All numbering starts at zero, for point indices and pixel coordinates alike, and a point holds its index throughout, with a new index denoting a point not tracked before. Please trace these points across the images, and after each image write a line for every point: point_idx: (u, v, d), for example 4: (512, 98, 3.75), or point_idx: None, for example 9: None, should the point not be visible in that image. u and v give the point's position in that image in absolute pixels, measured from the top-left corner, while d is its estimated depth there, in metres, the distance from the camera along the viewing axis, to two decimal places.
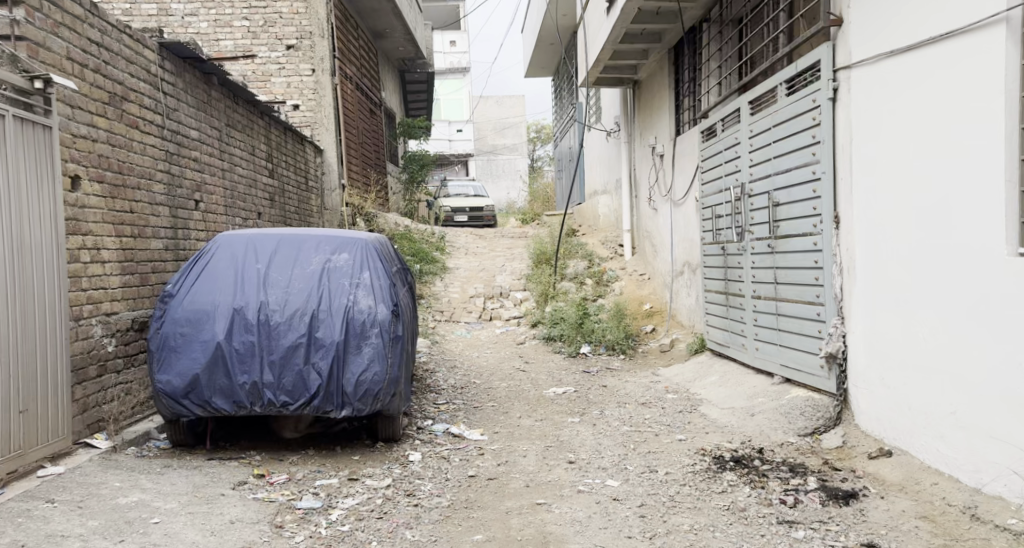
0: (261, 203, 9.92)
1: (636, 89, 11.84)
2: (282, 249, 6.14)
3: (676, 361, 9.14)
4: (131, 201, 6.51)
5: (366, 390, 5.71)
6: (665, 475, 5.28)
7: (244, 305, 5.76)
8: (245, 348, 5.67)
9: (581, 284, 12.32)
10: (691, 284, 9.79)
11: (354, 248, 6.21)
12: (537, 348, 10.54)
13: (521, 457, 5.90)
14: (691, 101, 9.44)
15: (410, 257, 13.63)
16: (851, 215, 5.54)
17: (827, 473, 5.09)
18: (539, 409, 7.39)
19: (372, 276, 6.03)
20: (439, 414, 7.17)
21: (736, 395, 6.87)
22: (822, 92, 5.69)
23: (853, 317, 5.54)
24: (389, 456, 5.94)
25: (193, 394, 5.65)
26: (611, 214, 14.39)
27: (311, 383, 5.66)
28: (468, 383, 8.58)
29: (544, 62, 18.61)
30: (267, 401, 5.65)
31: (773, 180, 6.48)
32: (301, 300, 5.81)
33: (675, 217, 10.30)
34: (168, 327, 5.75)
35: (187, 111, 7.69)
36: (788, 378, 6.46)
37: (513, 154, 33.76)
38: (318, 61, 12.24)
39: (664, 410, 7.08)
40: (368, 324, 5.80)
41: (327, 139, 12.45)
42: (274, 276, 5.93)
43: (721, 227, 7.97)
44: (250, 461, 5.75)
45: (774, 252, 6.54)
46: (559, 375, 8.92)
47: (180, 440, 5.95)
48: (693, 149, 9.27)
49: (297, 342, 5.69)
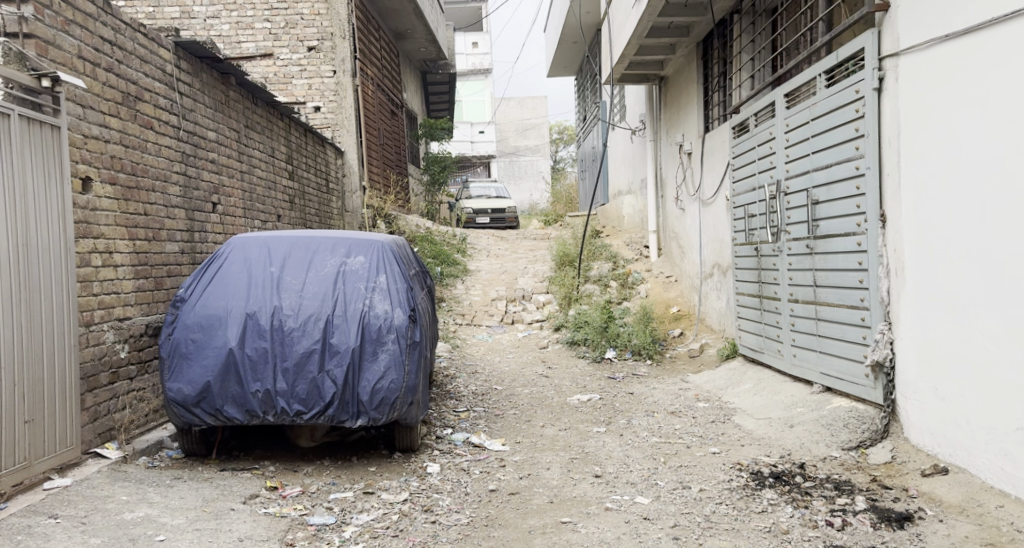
0: (281, 205, 9.69)
1: (662, 87, 11.52)
2: (297, 250, 5.87)
3: (705, 366, 8.81)
4: (146, 203, 6.26)
5: (383, 399, 5.44)
6: (699, 493, 4.96)
7: (257, 309, 5.49)
8: (258, 354, 5.40)
9: (606, 287, 12.01)
10: (721, 287, 9.46)
11: (370, 249, 5.94)
12: (560, 352, 10.25)
13: (545, 470, 5.60)
14: (720, 97, 9.12)
15: (431, 260, 13.38)
16: (898, 214, 5.20)
17: (876, 492, 4.75)
18: (563, 418, 7.10)
19: (388, 278, 5.75)
20: (459, 422, 6.90)
21: (772, 405, 6.63)
22: (867, 82, 5.35)
23: (901, 322, 5.21)
24: (406, 468, 5.66)
25: (205, 403, 5.39)
26: (635, 214, 14.08)
27: (326, 391, 5.39)
28: (489, 390, 8.29)
29: (567, 61, 18.30)
30: (281, 409, 5.38)
31: (813, 176, 6.15)
32: (315, 304, 5.54)
33: (704, 217, 9.99)
34: (179, 332, 5.48)
35: (204, 112, 7.45)
36: (829, 387, 6.21)
37: (535, 155, 33.43)
38: (339, 62, 11.99)
39: (695, 420, 6.77)
40: (385, 329, 5.53)
41: (348, 142, 12.23)
42: (288, 278, 5.66)
43: (755, 227, 7.66)
44: (263, 473, 5.48)
45: (814, 253, 6.22)
46: (583, 382, 8.63)
47: (193, 449, 5.67)
48: (723, 145, 8.98)
49: (312, 348, 5.42)
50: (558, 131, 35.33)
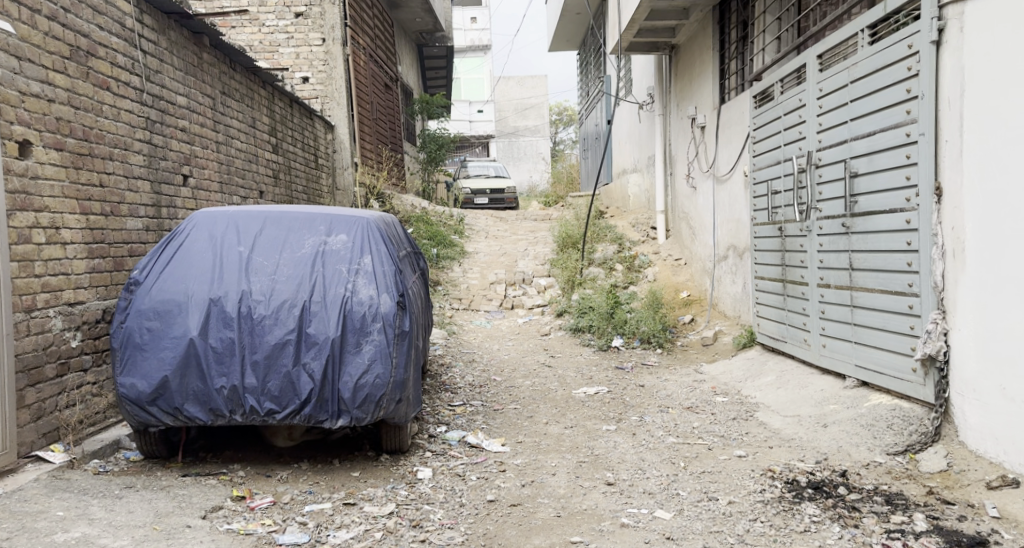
0: (263, 180, 9.06)
1: (672, 55, 10.93)
2: (271, 226, 5.17)
3: (721, 356, 8.16)
4: (101, 173, 5.67)
5: (367, 396, 4.79)
6: (728, 506, 4.36)
7: (222, 294, 4.82)
8: (224, 346, 4.75)
9: (611, 270, 11.37)
10: (737, 270, 8.82)
11: (354, 225, 5.26)
12: (563, 340, 9.61)
13: (550, 476, 4.95)
14: (739, 65, 8.74)
15: (426, 241, 12.72)
16: (958, 186, 4.57)
17: (937, 509, 4.19)
18: (569, 414, 6.45)
19: (374, 259, 5.08)
20: (454, 418, 6.25)
21: (801, 401, 6.00)
22: (923, 34, 4.72)
23: (958, 310, 4.59)
24: (394, 473, 5.01)
25: (162, 400, 4.73)
26: (641, 194, 13.41)
27: (303, 387, 4.75)
28: (487, 381, 7.64)
29: (570, 34, 17.61)
30: (250, 408, 4.74)
31: (854, 145, 5.51)
32: (291, 288, 4.88)
33: (718, 196, 9.37)
34: (132, 320, 4.80)
35: (173, 74, 7.01)
36: (865, 381, 5.60)
37: (535, 136, 32.54)
38: (329, 30, 11.34)
39: (715, 417, 6.12)
40: (369, 317, 4.87)
41: (338, 115, 11.55)
42: (260, 257, 4.99)
43: (780, 205, 7.07)
44: (231, 479, 4.82)
45: (851, 232, 5.60)
46: (589, 372, 7.98)
47: (151, 450, 5.01)
48: (744, 115, 8.39)
49: (287, 339, 4.77)
50: (558, 112, 34.47)
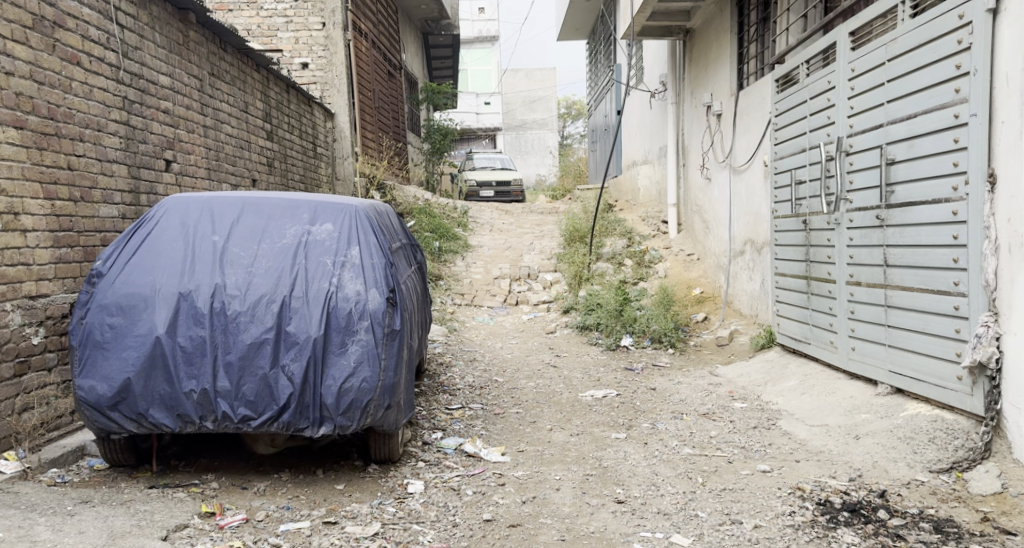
0: (256, 167, 8.61)
1: (687, 40, 10.50)
2: (250, 213, 4.69)
3: (737, 357, 7.68)
4: (69, 154, 5.23)
5: (352, 402, 4.33)
6: (754, 531, 3.93)
7: (193, 288, 4.35)
8: (194, 346, 4.28)
9: (619, 266, 10.89)
10: (754, 266, 8.34)
11: (341, 213, 4.77)
12: (569, 338, 9.13)
13: (554, 491, 4.48)
14: (759, 48, 8.43)
15: (429, 234, 12.26)
16: (1015, 168, 4.29)
17: (994, 540, 3.80)
18: (575, 420, 5.98)
19: (362, 249, 4.60)
20: (451, 423, 5.78)
21: (828, 409, 5.55)
22: (976, 3, 4.46)
23: (1014, 311, 4.27)
24: (381, 487, 4.54)
25: (125, 405, 4.27)
26: (652, 186, 12.92)
27: (281, 392, 4.29)
28: (488, 382, 7.16)
29: (579, 22, 17.16)
30: (221, 414, 4.27)
31: (890, 129, 5.24)
32: (269, 281, 4.41)
33: (735, 187, 8.91)
34: (93, 316, 4.34)
35: (155, 51, 6.54)
36: (901, 388, 5.18)
37: (543, 129, 32.01)
38: (329, 14, 10.89)
39: (734, 425, 5.65)
40: (356, 315, 4.40)
41: (338, 102, 11.09)
42: (237, 246, 4.51)
43: (805, 197, 6.59)
44: (202, 492, 4.36)
45: (886, 225, 5.29)
46: (597, 373, 7.50)
47: (117, 459, 4.54)
48: (765, 101, 7.98)
49: (264, 337, 4.30)
50: (565, 105, 33.90)
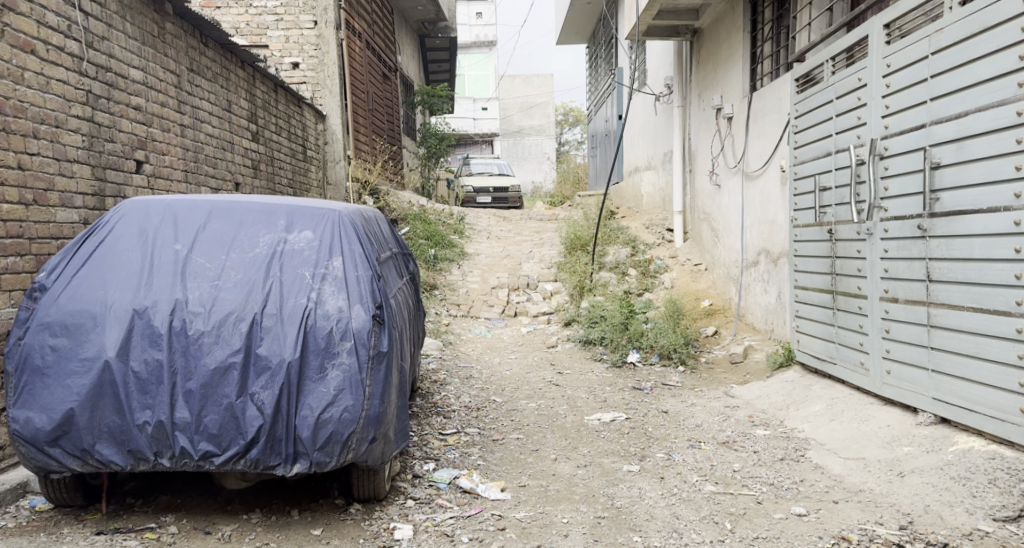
0: (240, 170, 8.06)
1: (695, 41, 9.97)
2: (217, 218, 4.12)
3: (752, 376, 7.13)
4: (19, 152, 4.72)
5: (331, 435, 3.78)
6: None
7: (149, 305, 3.80)
8: (149, 371, 3.73)
9: (623, 276, 10.34)
10: (770, 278, 7.80)
11: (321, 219, 4.21)
12: (571, 353, 8.58)
13: (561, 540, 3.99)
14: (776, 47, 7.90)
15: (423, 241, 11.70)
16: None
17: None
18: (583, 448, 5.42)
19: (345, 260, 4.05)
20: (445, 451, 5.22)
21: (862, 439, 5.04)
22: None
23: None
24: (364, 532, 4.01)
25: (67, 440, 3.72)
26: (655, 193, 12.38)
27: (249, 424, 3.74)
28: (486, 403, 6.60)
29: (579, 25, 16.68)
30: (179, 449, 3.72)
31: (934, 129, 4.86)
32: (237, 296, 3.86)
33: (747, 194, 8.39)
34: (32, 337, 3.78)
35: (126, 42, 5.97)
36: (946, 418, 4.77)
37: (541, 135, 31.40)
38: (321, 12, 10.36)
39: (759, 457, 5.09)
40: (337, 335, 3.85)
41: (329, 104, 10.55)
42: (201, 256, 3.95)
43: (830, 205, 6.05)
44: (158, 538, 3.84)
45: (929, 236, 4.90)
46: (604, 393, 6.94)
47: (63, 499, 4.00)
48: (783, 102, 7.46)
49: (230, 361, 3.75)
50: (564, 111, 33.38)
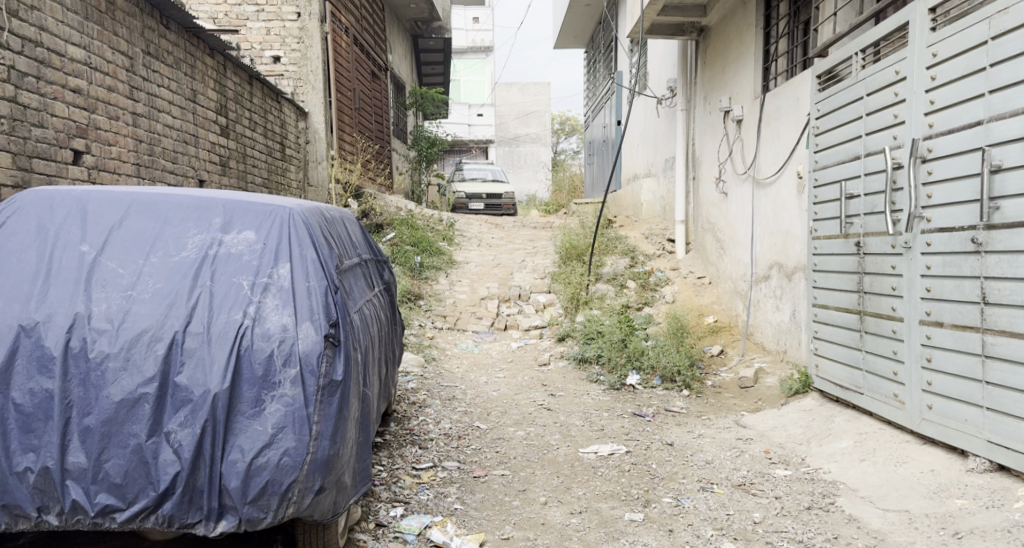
0: (206, 167, 7.31)
1: (701, 40, 9.26)
2: (135, 211, 3.40)
3: (764, 403, 6.40)
4: None
5: (266, 486, 3.10)
6: None
7: (40, 321, 3.13)
8: (37, 404, 3.08)
9: (622, 288, 9.61)
10: (783, 294, 7.09)
11: (264, 214, 3.47)
12: (564, 371, 7.84)
13: None
14: (793, 43, 7.18)
15: (409, 248, 10.96)
16: None
17: None
18: (579, 488, 4.69)
19: (295, 267, 3.33)
20: (419, 492, 4.49)
21: (902, 487, 4.35)
22: None
23: None
24: None
25: None
26: (655, 202, 11.66)
27: (163, 472, 3.07)
28: (469, 431, 5.86)
29: (578, 29, 16.05)
30: (71, 503, 3.07)
31: (993, 126, 4.18)
32: (155, 311, 3.17)
33: (758, 203, 7.67)
34: None
35: (64, 15, 5.26)
36: (1005, 464, 4.11)
37: (536, 144, 30.53)
38: (304, 3, 9.63)
39: (784, 505, 4.36)
40: (278, 361, 3.16)
41: (312, 100, 9.82)
42: (112, 260, 3.26)
43: (856, 213, 5.35)
44: None
45: (983, 252, 4.21)
46: (601, 421, 6.20)
47: None
48: (801, 102, 6.74)
49: (141, 392, 3.08)
50: (560, 120, 32.74)
